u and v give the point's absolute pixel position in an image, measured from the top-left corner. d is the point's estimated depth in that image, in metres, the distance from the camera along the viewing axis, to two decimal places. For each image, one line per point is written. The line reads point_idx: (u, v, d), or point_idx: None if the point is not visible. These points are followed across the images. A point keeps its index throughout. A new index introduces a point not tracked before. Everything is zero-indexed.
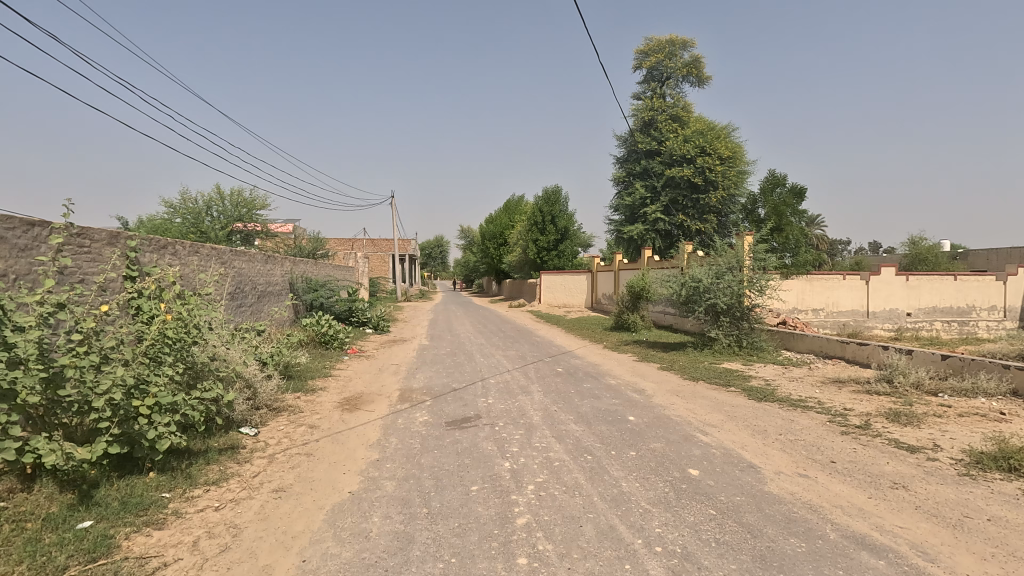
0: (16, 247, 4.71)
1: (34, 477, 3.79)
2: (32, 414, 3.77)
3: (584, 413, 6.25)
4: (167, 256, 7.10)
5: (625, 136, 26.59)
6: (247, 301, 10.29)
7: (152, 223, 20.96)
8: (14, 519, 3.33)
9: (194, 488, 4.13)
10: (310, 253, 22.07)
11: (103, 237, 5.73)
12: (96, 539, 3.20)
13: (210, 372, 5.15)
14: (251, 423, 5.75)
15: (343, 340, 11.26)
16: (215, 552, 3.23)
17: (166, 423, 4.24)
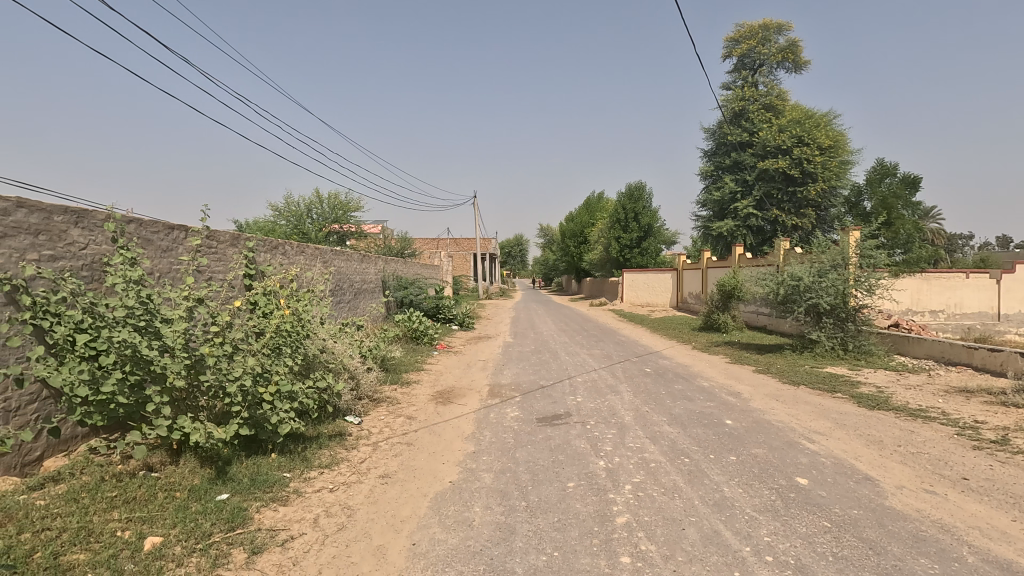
0: (159, 249, 5.28)
1: (179, 453, 4.27)
2: (178, 397, 4.27)
3: (678, 415, 6.08)
4: (280, 255, 7.71)
5: (713, 128, 25.52)
6: (346, 298, 10.94)
7: (259, 227, 22.75)
8: (166, 488, 3.78)
9: (310, 469, 4.47)
10: (398, 252, 23.15)
11: (227, 239, 6.32)
12: (233, 511, 3.55)
13: (320, 364, 5.55)
14: (355, 412, 6.13)
15: (432, 335, 11.69)
16: (334, 530, 3.49)
17: (286, 409, 4.59)
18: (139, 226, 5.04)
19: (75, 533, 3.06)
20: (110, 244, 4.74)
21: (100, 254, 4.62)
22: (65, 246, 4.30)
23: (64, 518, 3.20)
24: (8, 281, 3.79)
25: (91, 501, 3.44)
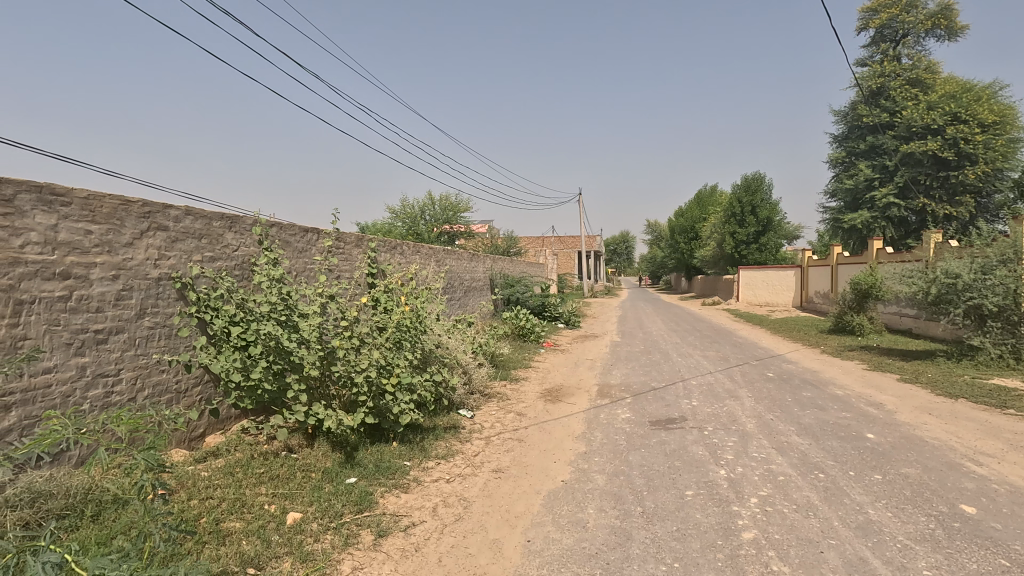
0: (296, 250, 5.79)
1: (314, 436, 4.66)
2: (312, 385, 4.66)
3: (809, 425, 5.55)
4: (398, 255, 8.16)
5: (845, 110, 23.13)
6: (457, 295, 11.34)
7: (377, 229, 24.29)
8: (303, 468, 4.13)
9: (428, 459, 4.66)
10: (505, 251, 23.61)
11: (352, 240, 6.79)
12: (361, 494, 3.80)
13: (436, 358, 5.77)
14: (468, 406, 6.32)
15: (539, 333, 11.77)
16: (452, 520, 3.61)
17: (406, 400, 4.83)
18: (279, 229, 5.55)
19: (232, 503, 3.44)
20: (257, 246, 5.28)
21: (248, 255, 5.16)
22: (222, 249, 4.86)
23: (223, 489, 3.61)
24: (179, 279, 4.37)
25: (244, 476, 3.85)
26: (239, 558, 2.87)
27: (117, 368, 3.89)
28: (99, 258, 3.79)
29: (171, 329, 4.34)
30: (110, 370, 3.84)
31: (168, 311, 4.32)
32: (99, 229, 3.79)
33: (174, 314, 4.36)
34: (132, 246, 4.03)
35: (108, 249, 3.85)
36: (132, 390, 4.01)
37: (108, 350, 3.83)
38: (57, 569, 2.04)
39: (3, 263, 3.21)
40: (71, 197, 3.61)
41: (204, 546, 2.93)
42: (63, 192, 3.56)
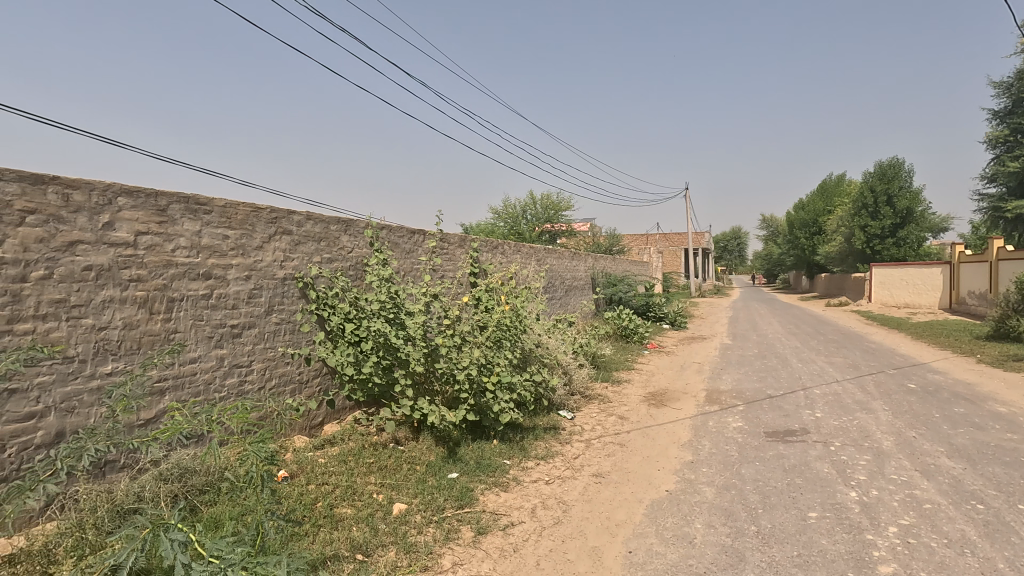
0: (404, 251, 6.05)
1: (419, 430, 4.84)
2: (417, 380, 4.84)
3: (962, 446, 4.80)
4: (499, 254, 8.26)
5: (1009, 81, 19.92)
6: (558, 295, 11.29)
7: (481, 229, 24.95)
8: (409, 461, 4.30)
9: (527, 459, 4.65)
10: (607, 250, 23.18)
11: (456, 240, 6.97)
12: (462, 490, 3.86)
13: (536, 358, 5.75)
14: (568, 407, 6.24)
15: (643, 334, 11.37)
16: (551, 523, 3.56)
17: (506, 399, 4.85)
18: (389, 231, 5.82)
19: (344, 490, 3.66)
20: (368, 248, 5.59)
21: (361, 256, 5.48)
22: (338, 250, 5.21)
23: (337, 476, 3.85)
24: (301, 279, 4.74)
25: (355, 465, 4.08)
26: (349, 543, 3.03)
27: (249, 359, 4.31)
28: (234, 260, 4.20)
29: (294, 324, 4.72)
30: (243, 362, 4.26)
31: (291, 308, 4.70)
32: (234, 234, 4.20)
33: (296, 311, 4.74)
34: (261, 249, 4.43)
35: (242, 251, 4.26)
36: (262, 380, 4.42)
37: (242, 343, 4.25)
38: (181, 548, 1.98)
39: (158, 265, 3.66)
40: (212, 205, 4.03)
41: (319, 530, 3.13)
42: (205, 201, 3.99)
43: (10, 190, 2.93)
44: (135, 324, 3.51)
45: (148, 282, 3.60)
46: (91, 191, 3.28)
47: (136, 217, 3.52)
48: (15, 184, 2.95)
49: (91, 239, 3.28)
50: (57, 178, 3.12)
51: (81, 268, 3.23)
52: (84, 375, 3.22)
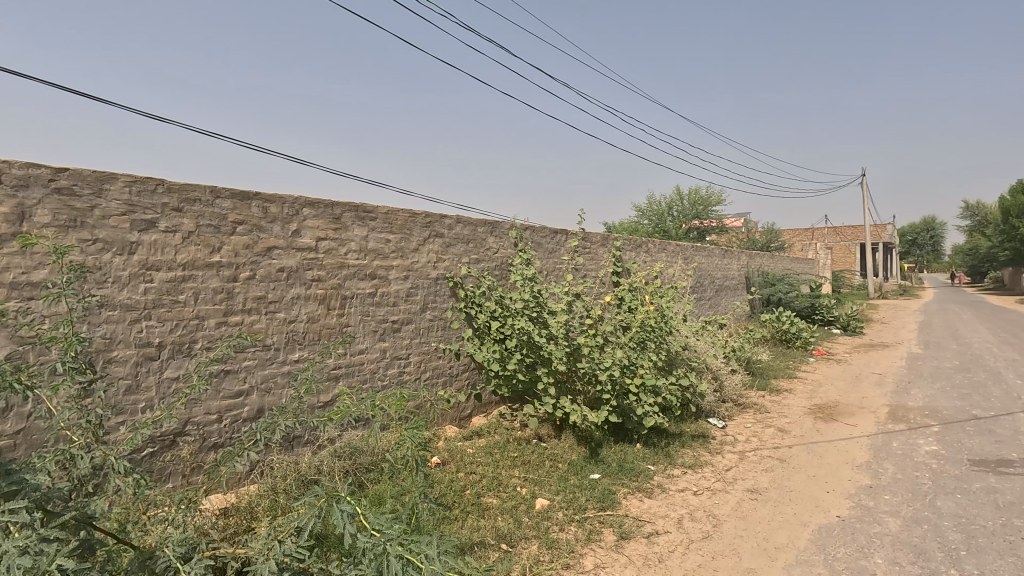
0: (546, 251, 6.14)
1: (561, 429, 4.88)
2: (559, 379, 4.88)
3: None
4: (643, 253, 7.95)
5: None
6: (706, 295, 10.63)
7: (623, 228, 24.45)
8: (551, 458, 4.34)
9: (673, 467, 4.43)
10: (765, 246, 21.26)
11: (599, 239, 6.88)
12: (604, 492, 3.80)
13: (683, 361, 5.46)
14: (719, 415, 5.83)
15: (807, 339, 10.23)
16: (699, 537, 3.35)
17: (651, 403, 4.67)
18: (532, 231, 5.94)
19: (490, 481, 3.81)
20: (513, 249, 5.76)
21: (506, 256, 5.68)
22: (485, 251, 5.45)
23: (483, 467, 4.04)
24: (451, 279, 5.05)
25: (501, 457, 4.24)
26: (495, 532, 3.15)
27: (407, 352, 4.70)
28: (395, 262, 4.61)
29: (445, 321, 5.05)
30: (402, 354, 4.66)
31: (443, 305, 5.03)
32: (395, 238, 4.61)
33: (448, 309, 5.07)
34: (417, 251, 4.80)
35: (401, 253, 4.66)
36: (417, 372, 4.80)
37: (401, 337, 4.65)
38: (347, 521, 1.90)
39: (334, 266, 4.15)
40: (377, 212, 4.46)
41: (468, 516, 3.30)
42: (371, 209, 4.42)
43: (226, 205, 3.52)
44: (316, 318, 4.03)
45: (326, 281, 4.10)
46: (283, 204, 3.82)
47: (317, 225, 4.03)
48: (229, 200, 3.53)
49: (283, 244, 3.83)
50: (258, 193, 3.68)
51: (276, 269, 3.78)
52: (277, 360, 3.79)
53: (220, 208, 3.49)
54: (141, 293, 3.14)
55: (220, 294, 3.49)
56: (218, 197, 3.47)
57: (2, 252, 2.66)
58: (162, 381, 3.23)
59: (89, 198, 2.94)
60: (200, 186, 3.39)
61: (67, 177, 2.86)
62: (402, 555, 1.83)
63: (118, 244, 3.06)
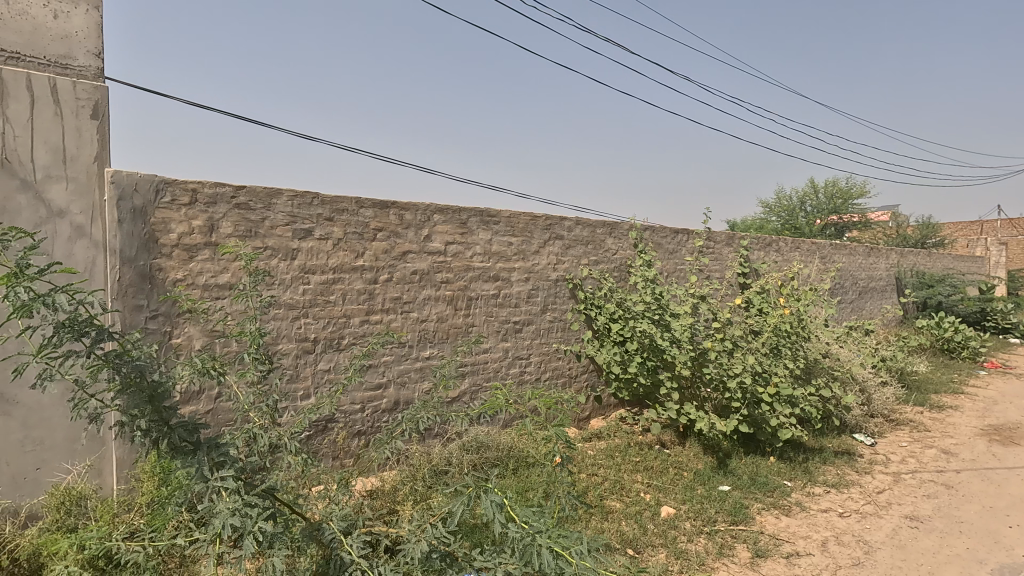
0: (667, 251, 5.93)
1: (685, 436, 4.72)
2: (683, 384, 4.71)
3: None
4: (773, 252, 7.30)
5: None
6: (848, 297, 9.63)
7: (748, 226, 22.84)
8: (676, 466, 4.20)
9: (814, 484, 4.08)
10: (919, 243, 18.78)
11: (724, 238, 6.50)
12: (736, 505, 3.60)
13: (824, 370, 5.00)
14: (866, 431, 5.26)
15: (977, 350, 8.87)
16: (849, 564, 3.07)
17: (786, 414, 4.34)
18: (653, 232, 5.77)
19: (613, 485, 3.79)
20: (633, 250, 5.64)
21: (625, 258, 5.58)
22: (604, 252, 5.40)
23: (605, 470, 4.02)
24: (571, 281, 5.09)
25: (622, 461, 4.20)
26: (620, 537, 3.12)
27: (528, 352, 4.81)
28: (517, 264, 4.74)
29: (565, 323, 5.09)
30: (523, 354, 4.78)
31: (563, 307, 5.08)
32: (517, 241, 4.74)
33: (567, 310, 5.11)
34: (538, 253, 4.89)
35: (523, 256, 4.78)
36: (538, 371, 4.90)
37: (522, 337, 4.77)
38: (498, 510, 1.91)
39: (461, 269, 4.37)
40: (500, 217, 4.60)
41: (592, 517, 3.30)
42: (495, 213, 4.57)
43: (368, 214, 3.84)
44: (445, 318, 4.27)
45: (454, 283, 4.33)
46: (417, 211, 4.08)
47: (446, 230, 4.26)
48: (371, 209, 3.85)
49: (417, 249, 4.10)
50: (396, 202, 3.97)
51: (410, 272, 4.07)
52: (411, 357, 4.07)
53: (364, 217, 3.82)
54: (300, 293, 3.54)
55: (363, 295, 3.83)
56: (362, 207, 3.80)
57: (198, 259, 3.15)
58: (316, 372, 3.62)
59: (261, 211, 3.37)
60: (347, 197, 3.73)
61: (244, 194, 3.30)
62: (552, 546, 1.78)
63: (283, 251, 3.47)
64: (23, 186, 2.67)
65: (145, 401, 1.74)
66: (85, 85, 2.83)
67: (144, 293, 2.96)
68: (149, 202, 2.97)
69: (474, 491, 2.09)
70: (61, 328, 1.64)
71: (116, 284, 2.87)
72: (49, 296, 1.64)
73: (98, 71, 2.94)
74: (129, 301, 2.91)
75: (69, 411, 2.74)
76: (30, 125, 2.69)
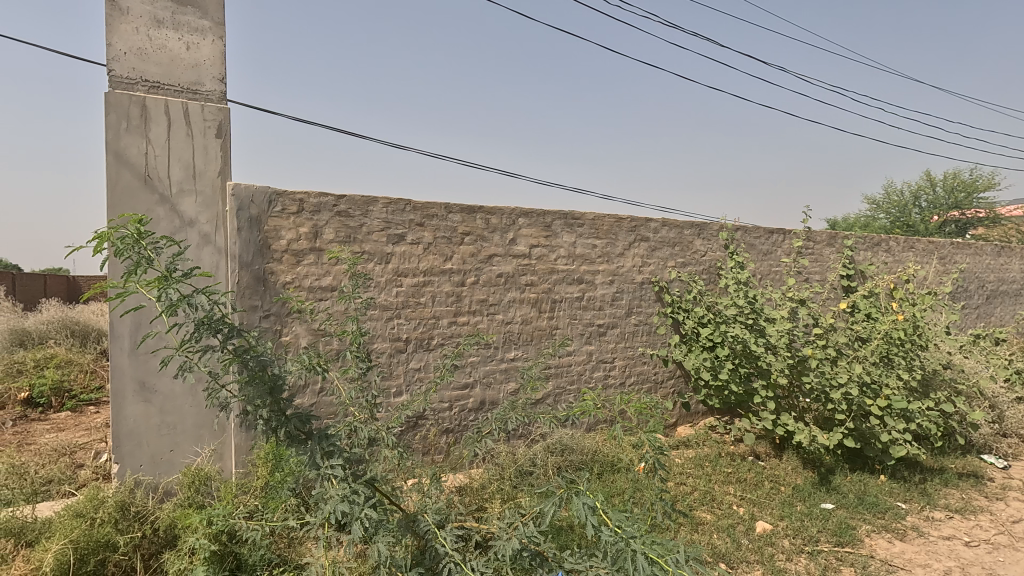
0: (761, 253, 5.61)
1: (782, 448, 4.47)
2: (779, 394, 4.46)
3: None
4: (882, 252, 6.67)
5: None
6: (974, 302, 8.62)
7: (851, 224, 21.09)
8: (772, 479, 3.97)
9: (934, 509, 3.70)
10: None
11: (825, 238, 6.05)
12: (841, 525, 3.34)
13: (945, 383, 4.52)
14: (997, 452, 4.70)
15: None
16: None
17: (900, 429, 3.97)
18: (746, 232, 5.48)
19: (703, 495, 3.65)
20: (723, 251, 5.40)
21: (715, 259, 5.35)
22: (692, 254, 5.21)
23: (695, 479, 3.89)
24: (657, 283, 4.96)
25: (713, 471, 4.04)
26: (712, 550, 3.00)
27: (612, 356, 4.75)
28: (601, 266, 4.70)
29: (651, 326, 4.98)
30: (607, 358, 4.73)
31: (649, 310, 4.97)
32: (601, 243, 4.69)
33: (653, 314, 5.00)
34: (623, 255, 4.82)
35: (607, 258, 4.73)
36: (623, 376, 4.82)
37: (606, 340, 4.72)
38: (590, 513, 1.91)
39: (545, 271, 4.40)
40: (584, 219, 4.58)
41: (682, 528, 3.21)
42: (579, 216, 4.55)
43: (456, 219, 3.97)
44: (529, 320, 4.32)
45: (538, 286, 4.37)
46: (502, 215, 4.16)
47: (530, 233, 4.31)
48: (459, 214, 3.97)
49: (502, 252, 4.18)
50: (482, 207, 4.07)
51: (496, 275, 4.16)
52: (496, 358, 4.16)
53: (452, 221, 3.95)
54: (394, 295, 3.73)
55: (451, 297, 3.96)
56: (451, 212, 3.93)
57: (304, 263, 3.40)
58: (408, 370, 3.80)
59: (359, 218, 3.59)
60: (437, 203, 3.88)
61: (344, 202, 3.53)
62: (647, 553, 1.75)
63: (378, 255, 3.67)
64: (162, 200, 3.02)
65: (266, 392, 1.92)
66: (212, 108, 3.15)
67: (259, 295, 3.25)
68: (264, 212, 3.26)
69: (565, 493, 2.11)
70: (200, 326, 1.86)
71: (236, 286, 3.18)
72: (191, 297, 1.86)
73: (222, 94, 3.26)
74: (247, 302, 3.20)
75: (197, 400, 3.06)
76: (168, 145, 3.04)
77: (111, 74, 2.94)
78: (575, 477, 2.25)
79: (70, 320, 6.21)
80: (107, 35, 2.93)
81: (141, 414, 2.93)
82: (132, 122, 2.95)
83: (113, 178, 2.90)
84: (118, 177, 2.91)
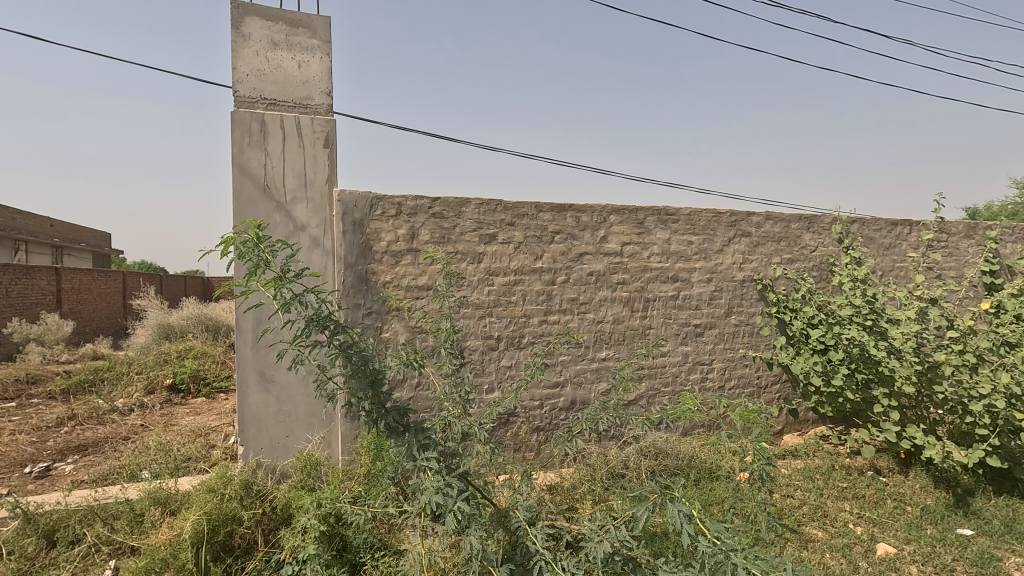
0: (882, 246, 5.08)
1: (909, 464, 4.04)
2: (905, 404, 4.02)
3: None
4: None
5: None
6: None
7: (996, 212, 18.50)
8: (897, 498, 3.58)
9: None
10: None
11: (962, 229, 5.35)
12: (982, 555, 2.93)
13: None
14: None
15: None
16: None
17: None
18: (863, 225, 4.99)
19: (813, 510, 3.38)
20: (836, 245, 4.95)
21: (827, 255, 4.92)
22: (800, 250, 4.83)
23: (804, 493, 3.61)
24: (760, 281, 4.66)
25: (825, 485, 3.71)
26: (823, 569, 2.78)
27: (710, 358, 4.53)
28: (697, 264, 4.49)
29: (753, 327, 4.68)
30: (705, 360, 4.51)
31: (751, 310, 4.68)
32: (698, 239, 4.48)
33: (756, 313, 4.69)
34: (722, 252, 4.57)
35: (704, 255, 4.51)
36: (721, 378, 4.59)
37: (704, 342, 4.51)
38: (686, 521, 1.82)
39: (637, 270, 4.28)
40: (680, 214, 4.40)
41: (788, 544, 2.99)
42: (674, 211, 4.38)
43: (547, 218, 3.97)
44: (621, 319, 4.23)
45: (630, 284, 4.26)
46: (593, 213, 4.11)
47: (622, 231, 4.22)
48: (550, 213, 3.97)
49: (593, 250, 4.13)
50: (573, 205, 4.04)
51: (586, 273, 4.11)
52: (586, 357, 4.11)
53: (542, 220, 3.96)
54: (485, 294, 3.82)
55: (542, 295, 3.97)
56: (541, 211, 3.94)
57: (402, 263, 3.58)
58: (500, 367, 3.86)
59: (452, 218, 3.70)
60: (527, 202, 3.90)
61: (439, 204, 3.66)
62: (750, 567, 1.65)
63: (471, 255, 3.77)
64: (278, 207, 3.30)
65: (368, 385, 2.02)
66: (321, 120, 3.39)
67: (362, 294, 3.47)
68: (366, 215, 3.46)
69: (659, 497, 2.02)
70: (310, 323, 2.00)
71: (342, 286, 3.41)
72: (302, 296, 2.00)
73: (329, 107, 3.51)
74: (351, 300, 3.43)
75: (308, 390, 3.32)
76: (283, 157, 3.31)
77: (237, 95, 3.26)
78: (670, 482, 2.16)
79: (205, 316, 7.00)
80: (234, 60, 3.26)
81: (261, 401, 3.23)
82: (253, 137, 3.26)
83: (238, 189, 3.21)
84: (242, 187, 3.22)
